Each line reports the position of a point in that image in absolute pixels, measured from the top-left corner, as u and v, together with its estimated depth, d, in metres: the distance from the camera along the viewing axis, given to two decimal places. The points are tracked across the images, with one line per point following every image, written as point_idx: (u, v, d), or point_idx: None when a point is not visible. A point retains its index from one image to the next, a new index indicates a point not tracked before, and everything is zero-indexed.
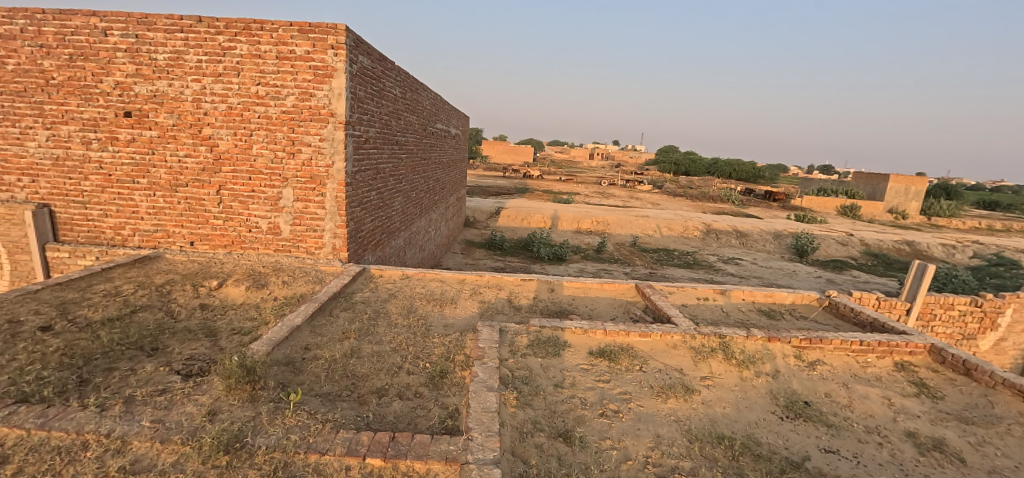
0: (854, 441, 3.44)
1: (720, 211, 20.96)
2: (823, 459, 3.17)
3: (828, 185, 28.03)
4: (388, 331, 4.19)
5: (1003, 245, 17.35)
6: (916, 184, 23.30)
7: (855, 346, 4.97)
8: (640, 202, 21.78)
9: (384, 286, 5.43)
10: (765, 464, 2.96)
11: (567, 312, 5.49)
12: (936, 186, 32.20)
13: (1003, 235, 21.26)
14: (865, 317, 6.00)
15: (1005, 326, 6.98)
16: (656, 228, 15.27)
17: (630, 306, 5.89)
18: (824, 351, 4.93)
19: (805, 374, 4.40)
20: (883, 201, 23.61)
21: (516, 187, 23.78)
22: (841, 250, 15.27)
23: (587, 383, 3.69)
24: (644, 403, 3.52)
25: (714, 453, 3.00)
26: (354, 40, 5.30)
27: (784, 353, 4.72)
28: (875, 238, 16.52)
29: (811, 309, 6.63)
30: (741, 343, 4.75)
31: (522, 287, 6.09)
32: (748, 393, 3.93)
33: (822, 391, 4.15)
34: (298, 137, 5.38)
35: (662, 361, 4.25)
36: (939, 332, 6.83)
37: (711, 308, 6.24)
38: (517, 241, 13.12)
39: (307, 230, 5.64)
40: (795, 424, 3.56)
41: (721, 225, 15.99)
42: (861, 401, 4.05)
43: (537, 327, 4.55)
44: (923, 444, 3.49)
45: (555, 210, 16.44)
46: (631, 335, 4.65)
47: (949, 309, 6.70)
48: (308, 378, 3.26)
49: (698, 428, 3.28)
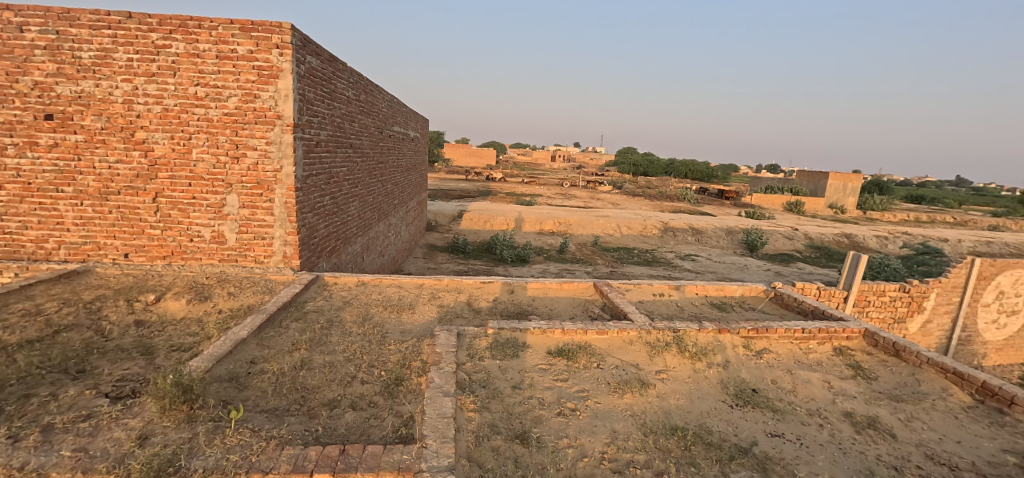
0: (798, 424, 3.62)
1: (676, 209, 21.72)
2: (769, 443, 3.32)
3: (775, 183, 29.61)
4: (343, 340, 4.08)
5: (928, 236, 18.87)
6: (852, 181, 25.00)
7: (798, 333, 5.26)
8: (600, 203, 22.22)
9: (338, 294, 5.26)
10: (715, 451, 3.06)
11: (527, 312, 5.51)
12: (870, 183, 34.66)
13: (929, 227, 23.11)
14: (807, 306, 6.35)
15: (930, 308, 7.53)
16: (616, 228, 15.62)
17: (589, 305, 5.98)
18: (771, 340, 5.19)
19: (753, 363, 4.61)
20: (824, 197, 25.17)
21: (479, 190, 23.73)
22: (788, 244, 16.13)
23: (544, 383, 3.71)
24: (602, 400, 3.57)
25: (667, 445, 3.07)
26: (301, 40, 5.12)
27: (734, 344, 4.93)
28: (817, 232, 17.56)
29: (759, 301, 6.97)
30: (693, 336, 4.93)
31: (482, 290, 6.05)
32: (701, 384, 4.07)
33: (768, 378, 4.36)
34: (242, 140, 5.13)
35: (620, 358, 4.33)
36: (873, 317, 7.33)
37: (667, 303, 6.43)
38: (479, 244, 13.06)
39: (254, 237, 5.38)
40: (744, 412, 3.72)
41: (678, 223, 16.56)
42: (803, 386, 4.28)
43: (496, 329, 4.52)
44: (858, 423, 3.73)
45: (517, 211, 16.48)
46: (589, 333, 4.72)
47: (881, 295, 7.22)
48: (253, 394, 3.10)
49: (653, 421, 3.36)
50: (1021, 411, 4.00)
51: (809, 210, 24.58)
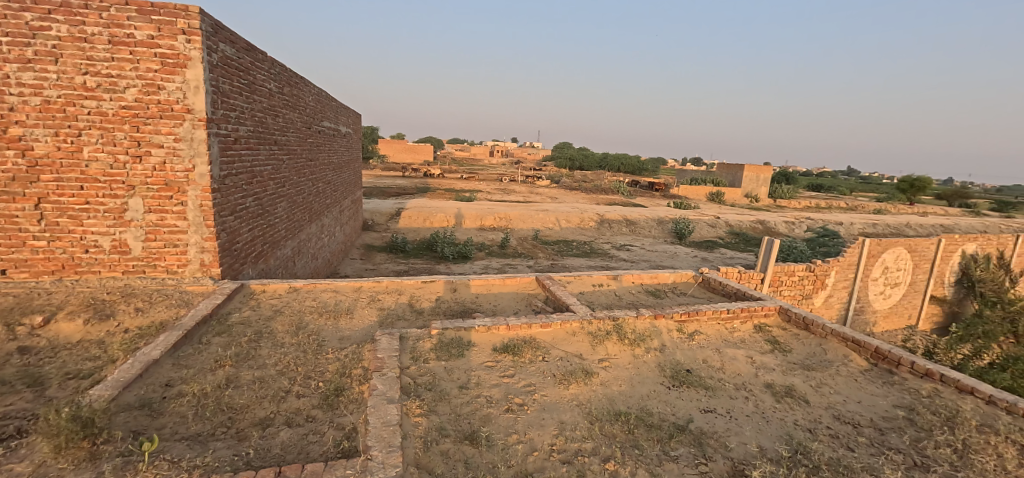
0: (727, 399, 3.90)
1: (610, 202, 22.59)
2: (703, 419, 3.54)
3: (698, 175, 31.72)
4: (274, 351, 3.81)
5: (827, 220, 21.11)
6: (763, 172, 27.38)
7: (724, 315, 5.67)
8: (539, 197, 22.58)
9: (267, 303, 4.90)
10: (656, 431, 3.21)
11: (471, 310, 5.46)
12: (778, 174, 38.12)
13: (827, 212, 25.89)
14: (731, 288, 6.86)
15: (832, 285, 8.42)
16: (554, 222, 15.94)
17: (532, 299, 6.04)
18: (700, 322, 5.55)
19: (686, 345, 4.90)
20: (741, 188, 27.34)
21: (417, 187, 23.20)
22: (711, 231, 17.35)
23: (491, 381, 3.70)
24: (548, 392, 3.62)
25: (613, 430, 3.17)
26: (212, 26, 4.68)
27: (668, 328, 5.21)
28: (736, 219, 19.04)
29: (689, 286, 7.43)
30: (632, 323, 5.15)
31: (423, 290, 5.92)
32: (640, 369, 4.26)
33: (700, 358, 4.65)
34: (145, 136, 4.60)
35: (563, 350, 4.42)
36: (786, 295, 8.06)
37: (606, 293, 6.66)
38: (419, 242, 12.77)
39: (165, 245, 4.86)
40: (680, 391, 3.94)
41: (613, 215, 17.23)
42: (730, 363, 4.62)
43: (440, 329, 4.43)
44: (778, 392, 4.08)
45: (457, 208, 16.31)
46: (533, 327, 4.76)
47: (791, 275, 7.96)
48: (171, 420, 2.80)
49: (598, 409, 3.46)
50: (906, 370, 4.59)
51: (728, 199, 26.58)
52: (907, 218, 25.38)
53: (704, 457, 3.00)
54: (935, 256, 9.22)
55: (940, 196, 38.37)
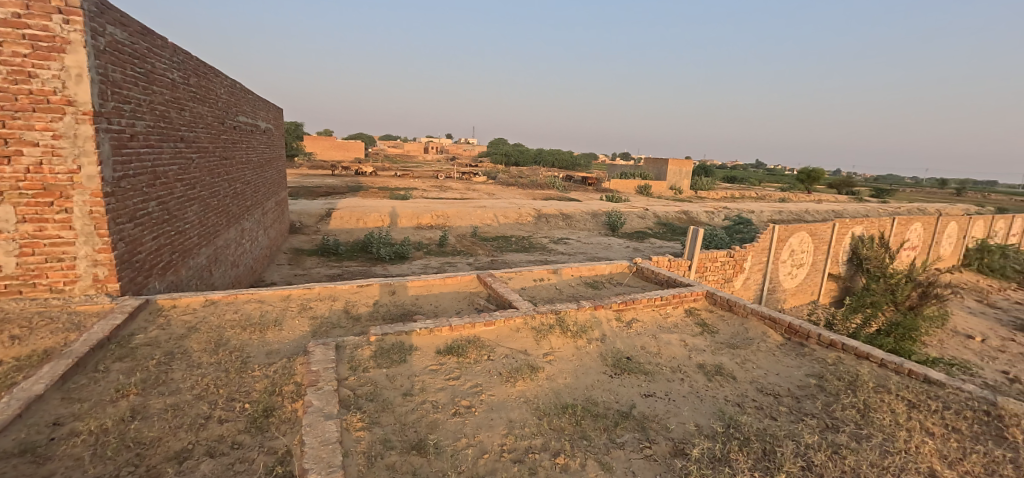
0: (665, 382, 4.08)
1: (546, 196, 23.03)
2: (644, 403, 3.66)
3: (627, 169, 33.22)
4: (190, 374, 3.42)
5: (741, 209, 23.00)
6: (685, 165, 29.28)
7: (658, 301, 5.95)
8: (477, 194, 22.50)
9: (179, 319, 4.40)
10: (601, 420, 3.28)
11: (411, 313, 5.28)
12: (698, 168, 40.94)
13: (741, 202, 28.24)
14: (662, 276, 7.22)
15: (749, 268, 9.16)
16: (493, 218, 15.94)
17: (474, 297, 5.96)
18: (637, 310, 5.78)
19: (625, 333, 5.08)
20: (666, 181, 29.03)
21: (348, 185, 22.16)
22: (642, 222, 18.25)
23: (436, 385, 3.58)
24: (495, 391, 3.58)
25: (561, 424, 3.19)
26: (96, 5, 4.08)
27: (607, 318, 5.38)
28: (663, 210, 20.19)
29: (624, 276, 7.73)
30: (573, 315, 5.25)
31: (359, 294, 5.63)
32: (583, 360, 4.34)
33: (638, 345, 4.84)
34: (14, 133, 3.91)
35: (508, 347, 4.40)
36: (710, 279, 8.65)
37: (546, 287, 6.74)
38: (353, 244, 12.20)
39: (46, 260, 4.20)
40: (622, 379, 4.06)
41: (550, 210, 17.57)
42: (666, 347, 4.85)
43: (378, 335, 4.22)
44: (709, 371, 4.34)
45: (392, 206, 15.79)
46: (476, 326, 4.69)
47: (715, 261, 8.56)
48: (63, 465, 2.41)
49: (545, 404, 3.47)
50: (814, 342, 5.08)
51: (655, 192, 28.12)
52: (807, 206, 28.35)
53: (648, 440, 3.10)
54: (831, 238, 10.33)
55: (832, 185, 43.23)
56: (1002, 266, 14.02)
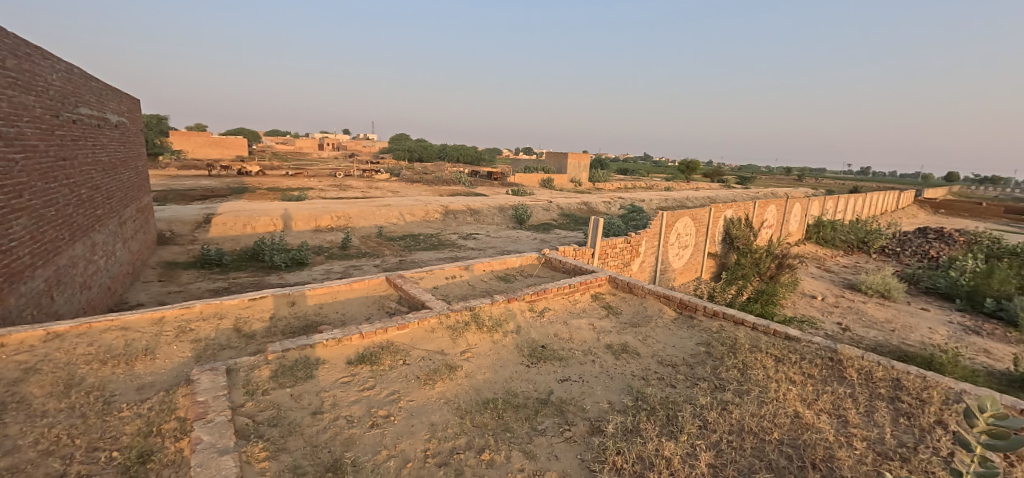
0: (578, 365, 4.27)
1: (453, 192, 22.86)
2: (561, 388, 3.79)
3: (531, 164, 34.22)
4: (32, 426, 2.80)
5: (634, 199, 24.95)
6: (583, 159, 31.01)
7: (566, 289, 6.23)
8: (380, 192, 21.58)
9: (12, 359, 3.59)
10: (522, 410, 3.33)
11: (315, 323, 4.89)
12: (595, 161, 43.60)
13: (633, 191, 30.69)
14: (569, 265, 7.57)
15: (644, 252, 9.97)
16: (398, 216, 15.39)
17: (384, 301, 5.70)
18: (548, 299, 5.99)
19: (538, 323, 5.23)
20: (566, 174, 30.47)
21: (230, 187, 19.87)
22: (547, 214, 18.96)
23: (350, 398, 3.36)
24: (413, 396, 3.46)
25: (483, 420, 3.18)
26: None
27: (521, 309, 5.50)
28: (566, 202, 21.18)
29: (534, 267, 7.96)
30: (487, 310, 5.28)
31: (253, 309, 5.08)
32: (500, 353, 4.38)
33: (551, 332, 5.01)
34: None
35: (424, 349, 4.28)
36: (612, 265, 9.27)
37: (459, 284, 6.69)
38: (240, 252, 10.97)
39: None
40: (538, 367, 4.17)
41: (457, 206, 17.46)
42: (576, 332, 5.09)
43: (278, 352, 3.84)
44: (616, 350, 4.64)
45: (285, 209, 14.48)
46: (388, 331, 4.49)
47: (614, 247, 9.18)
48: None
49: (466, 402, 3.44)
50: (701, 314, 5.69)
51: (557, 184, 29.37)
52: (687, 193, 31.69)
53: (567, 423, 3.20)
54: (709, 221, 11.64)
55: (706, 174, 48.80)
56: (835, 238, 16.99)
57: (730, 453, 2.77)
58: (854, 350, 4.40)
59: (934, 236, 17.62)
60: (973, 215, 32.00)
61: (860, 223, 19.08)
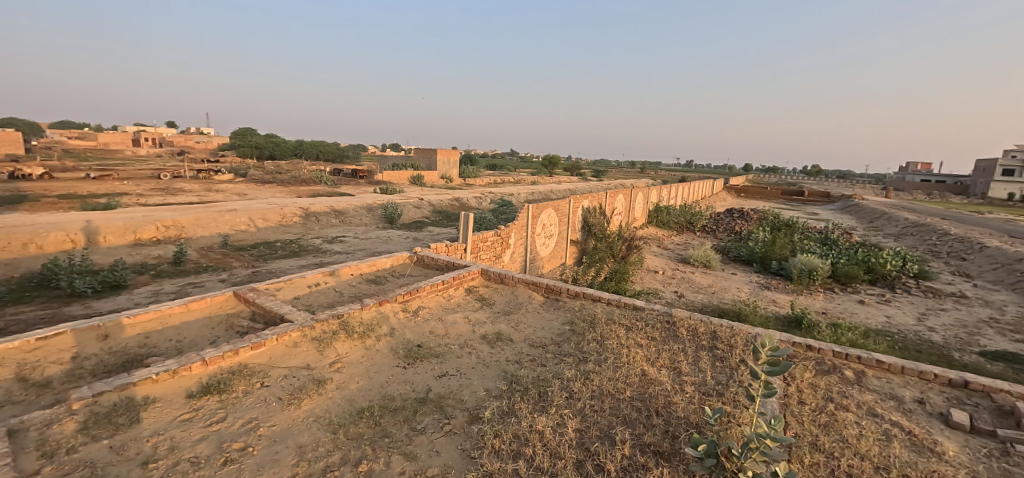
0: (455, 359, 4.31)
1: (313, 193, 21.00)
2: (439, 384, 3.79)
3: (399, 161, 33.15)
4: None
5: (503, 193, 25.88)
6: (452, 155, 31.15)
7: (439, 286, 6.23)
8: (221, 194, 18.80)
9: None
10: (401, 413, 3.26)
11: (141, 356, 4.09)
12: (464, 157, 44.11)
13: (502, 186, 31.86)
14: (442, 261, 7.56)
15: (514, 244, 10.43)
16: (247, 222, 13.61)
17: (234, 319, 5.01)
18: (421, 297, 5.93)
19: (412, 322, 5.14)
20: (436, 170, 30.26)
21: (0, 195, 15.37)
22: (418, 212, 18.58)
23: (194, 436, 2.91)
24: (276, 420, 3.13)
25: (359, 430, 3.03)
26: None
27: (393, 311, 5.34)
28: (437, 199, 21.02)
29: (406, 267, 7.77)
30: (357, 316, 5.00)
31: (46, 350, 4.04)
32: (374, 359, 4.20)
33: (427, 330, 4.97)
34: None
35: (285, 366, 3.89)
36: (484, 258, 9.51)
37: (324, 292, 6.20)
38: (23, 279, 8.60)
39: None
40: (415, 367, 4.10)
41: (318, 208, 16.11)
42: (452, 327, 5.12)
43: (89, 398, 3.13)
44: (491, 339, 4.80)
45: (88, 220, 11.74)
46: (240, 353, 3.97)
47: (486, 241, 9.43)
48: None
49: (338, 415, 3.24)
50: (565, 296, 6.19)
51: (427, 181, 29.01)
52: (550, 186, 34.04)
53: (446, 418, 3.22)
54: (570, 211, 12.65)
55: (566, 168, 52.91)
56: (670, 220, 19.87)
57: (592, 416, 3.09)
58: (684, 312, 5.24)
59: (738, 215, 21.75)
60: (763, 197, 40.35)
61: (687, 206, 22.67)
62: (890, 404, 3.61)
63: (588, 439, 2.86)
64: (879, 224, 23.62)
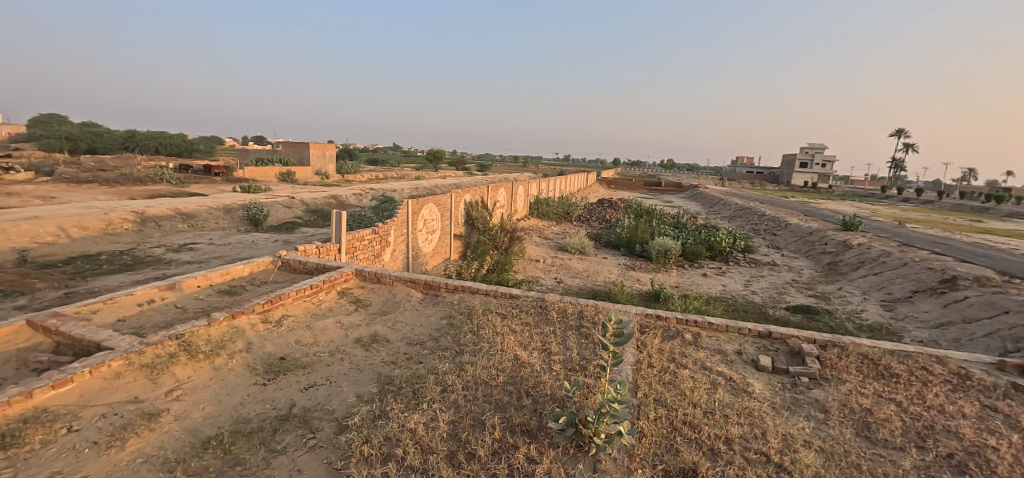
0: (324, 368, 4.01)
1: (151, 193, 17.78)
2: (305, 397, 3.49)
3: (262, 155, 29.70)
4: None
5: (384, 189, 24.79)
6: (326, 149, 28.93)
7: (307, 291, 5.74)
8: (16, 198, 14.91)
9: None
10: (257, 435, 2.94)
11: None
12: (341, 152, 41.25)
13: (384, 182, 30.47)
14: (310, 264, 6.96)
15: (395, 241, 10.04)
16: (56, 230, 10.98)
17: (28, 354, 4.00)
18: (285, 305, 5.40)
19: (274, 334, 4.65)
20: (307, 166, 27.78)
21: None
22: (288, 211, 16.87)
23: None
24: (89, 469, 2.59)
25: (203, 463, 2.66)
26: None
27: (251, 324, 4.76)
28: (310, 197, 19.33)
29: (269, 273, 7.01)
30: (203, 334, 4.36)
31: None
32: (225, 380, 3.71)
33: (291, 341, 4.53)
34: None
35: (103, 403, 3.22)
36: (361, 258, 9.02)
37: (162, 309, 5.29)
38: None
39: None
40: (276, 382, 3.73)
41: (158, 211, 13.69)
42: (321, 334, 4.76)
43: None
44: (365, 342, 4.56)
45: None
46: (36, 395, 3.19)
47: (362, 239, 8.94)
48: None
49: (177, 450, 2.79)
50: (444, 291, 6.16)
51: (298, 178, 26.50)
52: (435, 182, 33.57)
53: (311, 432, 2.99)
54: (452, 206, 12.61)
55: (450, 162, 52.62)
56: (549, 211, 20.99)
57: (466, 406, 3.13)
58: (556, 296, 5.58)
59: (608, 204, 23.84)
60: (629, 187, 44.86)
61: (565, 198, 24.17)
62: (717, 358, 4.28)
63: (462, 429, 2.90)
64: (717, 209, 27.88)
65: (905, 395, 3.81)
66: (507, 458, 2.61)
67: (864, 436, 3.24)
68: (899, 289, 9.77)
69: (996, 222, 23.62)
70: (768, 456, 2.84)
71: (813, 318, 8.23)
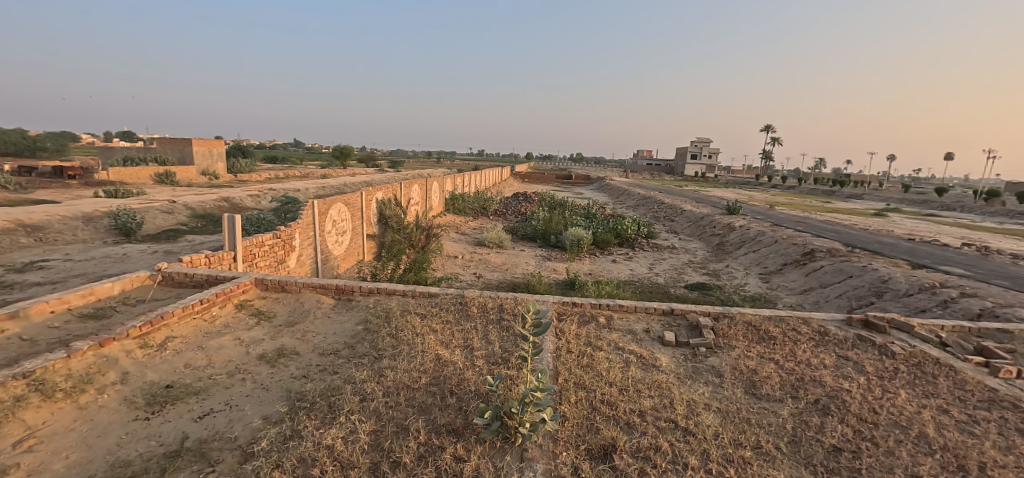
0: (223, 391, 3.59)
1: None
2: (200, 426, 3.11)
3: (132, 153, 25.84)
4: None
5: (285, 189, 22.89)
6: (214, 147, 26.02)
7: (197, 307, 5.11)
8: None
9: None
10: None
11: None
12: (232, 149, 37.34)
13: (284, 182, 28.17)
14: (200, 277, 6.20)
15: (301, 245, 9.31)
16: None
17: None
18: (170, 326, 4.75)
19: (157, 360, 4.07)
20: (191, 165, 24.70)
21: None
22: (170, 218, 14.89)
23: None
24: None
25: None
26: None
27: (126, 351, 4.12)
28: (197, 201, 17.25)
29: (147, 290, 6.11)
30: (63, 368, 3.68)
31: None
32: (96, 419, 3.18)
33: (180, 365, 4.01)
34: None
35: None
36: (262, 265, 8.26)
37: (2, 343, 4.36)
38: None
39: None
40: (162, 414, 3.26)
41: None
42: (217, 353, 4.27)
43: None
44: (270, 358, 4.18)
45: None
46: None
47: (262, 245, 8.20)
48: None
49: None
50: (358, 295, 5.87)
51: (180, 179, 23.47)
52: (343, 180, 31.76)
53: (210, 465, 2.68)
54: (362, 205, 11.99)
55: (359, 160, 50.16)
56: (465, 207, 20.90)
57: (387, 413, 3.00)
58: (476, 291, 5.57)
59: (523, 198, 24.28)
60: (541, 181, 46.21)
61: (480, 192, 24.23)
62: (628, 338, 4.59)
63: (384, 437, 2.78)
64: (622, 199, 29.80)
65: (780, 354, 4.39)
66: (434, 460, 2.55)
67: (752, 393, 3.67)
68: (772, 263, 11.23)
69: (840, 203, 28.17)
70: (676, 423, 3.10)
71: (708, 293, 9.17)
